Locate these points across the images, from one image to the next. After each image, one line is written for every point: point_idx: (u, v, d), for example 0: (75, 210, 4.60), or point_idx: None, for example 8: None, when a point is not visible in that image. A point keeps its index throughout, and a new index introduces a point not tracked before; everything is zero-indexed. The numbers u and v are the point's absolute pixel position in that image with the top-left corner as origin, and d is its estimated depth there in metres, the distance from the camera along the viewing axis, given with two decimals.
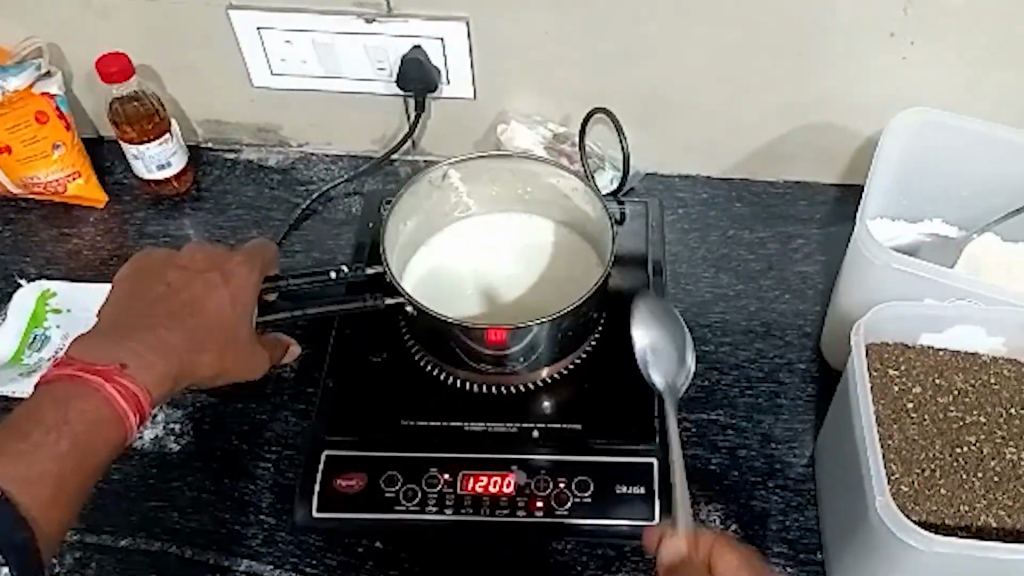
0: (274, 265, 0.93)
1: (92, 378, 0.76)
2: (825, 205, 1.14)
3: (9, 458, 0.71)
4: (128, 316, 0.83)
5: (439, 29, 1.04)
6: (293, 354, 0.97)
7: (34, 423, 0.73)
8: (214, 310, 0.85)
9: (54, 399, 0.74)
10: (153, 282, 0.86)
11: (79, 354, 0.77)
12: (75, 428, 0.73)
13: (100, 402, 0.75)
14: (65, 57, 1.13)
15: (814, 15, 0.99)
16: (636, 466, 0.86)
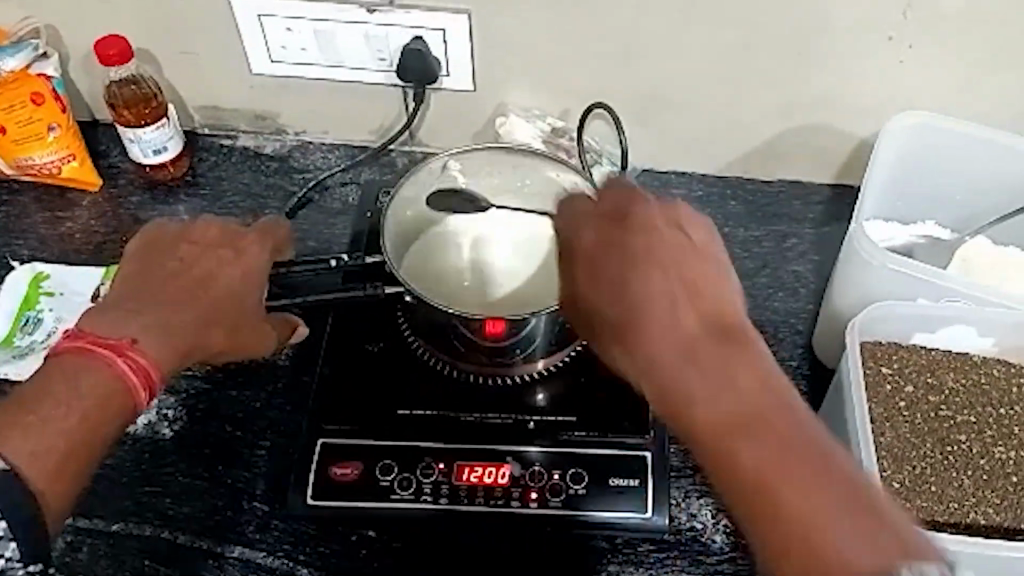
0: (283, 252, 0.92)
1: (104, 352, 0.72)
2: (819, 205, 1.15)
3: (16, 433, 0.67)
4: (139, 290, 0.79)
5: (441, 20, 1.04)
6: (300, 335, 0.96)
7: (44, 396, 0.69)
8: (226, 287, 0.82)
9: (64, 373, 0.70)
10: (162, 256, 0.82)
11: (90, 327, 0.74)
12: (86, 404, 0.70)
13: (113, 376, 0.72)
14: (62, 38, 1.11)
15: (815, 17, 0.99)
16: (630, 459, 0.86)
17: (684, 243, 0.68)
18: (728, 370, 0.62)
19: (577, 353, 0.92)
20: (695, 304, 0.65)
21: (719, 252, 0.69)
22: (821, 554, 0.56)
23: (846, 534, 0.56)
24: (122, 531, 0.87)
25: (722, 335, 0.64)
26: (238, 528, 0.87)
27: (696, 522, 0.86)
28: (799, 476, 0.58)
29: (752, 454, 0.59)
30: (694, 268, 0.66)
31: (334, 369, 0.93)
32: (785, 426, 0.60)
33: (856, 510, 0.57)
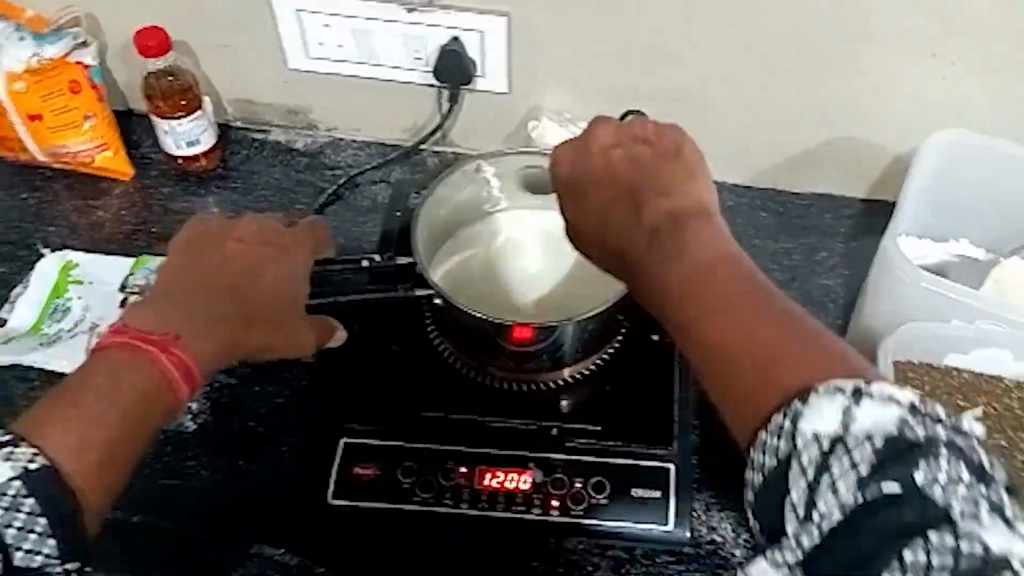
0: (322, 247, 0.94)
1: (149, 348, 0.71)
2: (851, 219, 1.14)
3: (58, 425, 0.65)
4: (184, 284, 0.79)
5: (479, 22, 1.04)
6: (338, 339, 0.95)
7: (85, 391, 0.67)
8: (268, 286, 0.83)
9: (107, 367, 0.69)
10: (208, 251, 0.82)
11: (133, 322, 0.73)
12: (129, 398, 0.69)
13: (156, 373, 0.71)
14: (101, 27, 1.12)
15: (857, 30, 0.98)
16: (653, 470, 0.86)
17: (652, 155, 0.81)
18: (676, 236, 0.72)
19: (603, 359, 0.92)
20: (652, 197, 0.77)
21: (697, 161, 0.81)
22: (757, 376, 0.62)
23: (784, 360, 0.62)
24: (143, 523, 0.88)
25: (677, 212, 0.75)
26: (258, 523, 0.87)
27: (716, 535, 0.85)
28: (739, 313, 0.64)
29: (702, 312, 0.66)
30: (660, 172, 0.79)
31: (360, 367, 0.93)
32: (729, 276, 0.67)
33: (794, 343, 0.62)
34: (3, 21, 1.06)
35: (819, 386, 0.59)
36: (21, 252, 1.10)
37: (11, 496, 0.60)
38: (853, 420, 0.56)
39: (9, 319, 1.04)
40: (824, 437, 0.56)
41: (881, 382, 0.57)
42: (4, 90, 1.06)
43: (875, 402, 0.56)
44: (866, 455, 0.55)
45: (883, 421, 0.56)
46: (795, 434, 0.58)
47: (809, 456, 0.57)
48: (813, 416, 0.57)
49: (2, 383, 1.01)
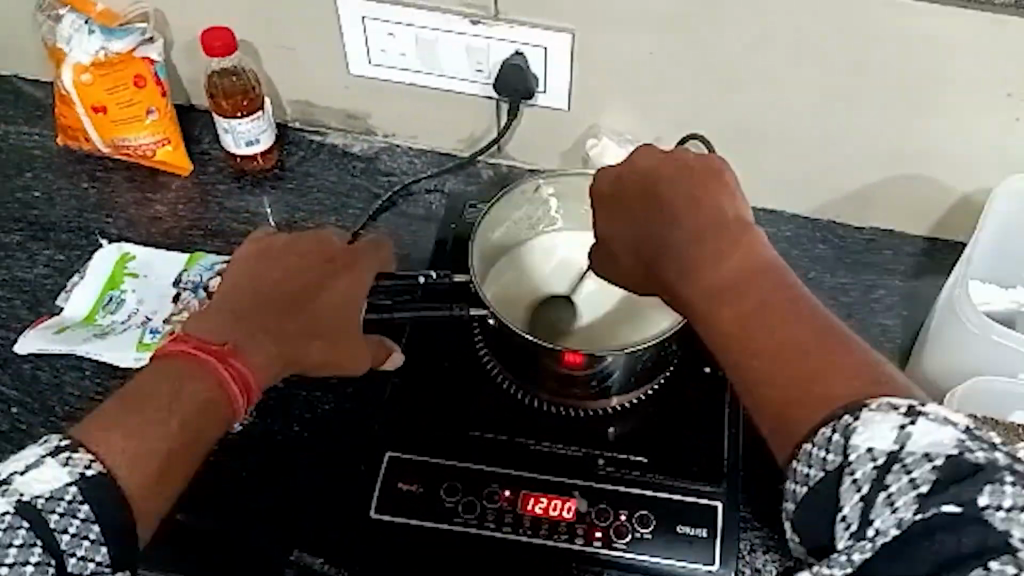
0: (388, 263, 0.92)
1: (208, 358, 0.72)
2: (912, 256, 1.11)
3: (118, 431, 0.66)
4: (247, 298, 0.79)
5: (545, 38, 1.01)
6: (395, 363, 0.93)
7: (146, 399, 0.68)
8: (327, 303, 0.83)
9: (168, 375, 0.70)
10: (270, 265, 0.82)
11: (193, 332, 0.74)
12: (187, 407, 0.69)
13: (214, 383, 0.72)
14: (168, 24, 1.11)
15: (938, 70, 0.95)
16: (699, 507, 0.85)
17: (685, 166, 0.79)
18: (717, 248, 0.71)
19: (653, 391, 0.92)
20: (689, 210, 0.75)
21: (726, 172, 0.78)
22: (804, 388, 0.62)
23: (830, 373, 0.61)
24: (187, 522, 0.89)
25: (716, 224, 0.73)
26: (302, 531, 0.88)
27: None
28: (786, 324, 0.64)
29: (741, 319, 0.66)
30: (694, 184, 0.77)
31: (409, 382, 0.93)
32: (772, 286, 0.67)
33: (840, 356, 0.62)
34: (73, 13, 1.08)
35: (869, 400, 0.59)
36: (79, 240, 1.11)
37: (67, 501, 0.61)
38: (910, 440, 0.56)
39: (64, 309, 1.05)
40: (880, 453, 0.56)
41: (938, 404, 0.57)
42: (71, 82, 1.08)
43: (932, 421, 0.56)
44: (925, 473, 0.55)
45: (941, 442, 0.55)
46: (847, 449, 0.57)
47: (864, 471, 0.56)
48: (868, 432, 0.57)
49: (55, 371, 1.02)
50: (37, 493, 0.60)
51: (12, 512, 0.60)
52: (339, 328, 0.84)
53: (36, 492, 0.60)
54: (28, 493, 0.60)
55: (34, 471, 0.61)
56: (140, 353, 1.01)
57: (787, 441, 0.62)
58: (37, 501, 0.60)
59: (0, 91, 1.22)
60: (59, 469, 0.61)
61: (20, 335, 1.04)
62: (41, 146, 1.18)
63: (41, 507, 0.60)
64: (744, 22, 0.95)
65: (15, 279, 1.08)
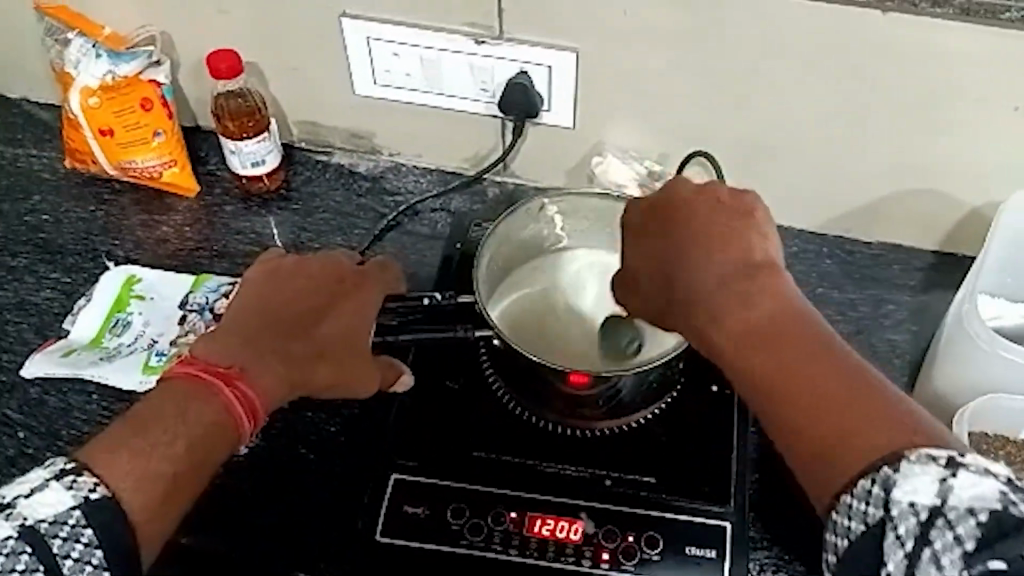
0: (396, 282, 0.92)
1: (214, 381, 0.72)
2: (921, 271, 1.10)
3: (122, 454, 0.66)
4: (251, 319, 0.79)
5: (550, 57, 1.01)
6: (406, 384, 0.92)
7: (151, 420, 0.68)
8: (337, 320, 0.83)
9: (174, 398, 0.70)
10: (282, 287, 0.83)
11: (202, 354, 0.74)
12: (193, 430, 0.69)
13: (220, 406, 0.71)
14: (175, 47, 1.11)
15: (943, 84, 0.94)
16: (708, 527, 0.86)
17: (715, 204, 0.79)
18: (749, 291, 0.72)
19: (660, 410, 0.92)
20: (718, 240, 0.75)
21: (755, 210, 0.78)
22: (838, 434, 0.64)
23: (867, 424, 0.64)
24: (193, 544, 0.89)
25: (746, 264, 0.73)
26: (307, 546, 0.89)
27: None
28: (822, 374, 0.66)
29: (773, 363, 0.68)
30: (720, 217, 0.77)
31: (412, 403, 0.93)
32: (806, 334, 0.69)
33: (876, 406, 0.64)
34: (81, 38, 1.08)
35: (907, 451, 0.61)
36: (87, 262, 1.12)
37: (71, 525, 0.61)
38: (953, 494, 0.59)
39: (72, 331, 1.06)
40: (922, 507, 0.59)
41: (976, 455, 0.61)
42: (78, 105, 1.09)
43: (971, 473, 0.59)
44: (970, 528, 0.58)
45: (984, 495, 0.59)
46: (889, 502, 0.60)
47: (909, 526, 0.59)
48: (909, 486, 0.59)
49: (62, 394, 1.02)
50: (41, 517, 0.60)
51: (15, 537, 0.60)
52: (347, 355, 0.84)
53: (40, 516, 0.61)
54: (32, 517, 0.61)
55: (39, 494, 0.61)
56: (145, 376, 1.02)
57: (823, 490, 0.64)
58: (41, 525, 0.60)
59: (9, 115, 1.22)
60: (63, 492, 0.62)
61: (28, 358, 1.04)
62: (49, 169, 1.19)
63: (44, 531, 0.60)
64: (749, 39, 0.95)
65: (23, 302, 1.09)
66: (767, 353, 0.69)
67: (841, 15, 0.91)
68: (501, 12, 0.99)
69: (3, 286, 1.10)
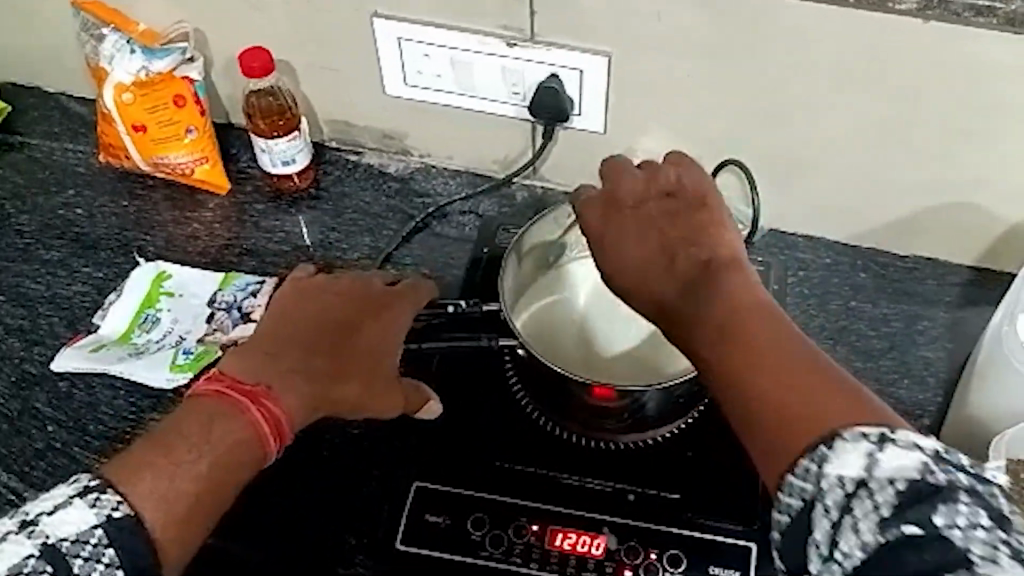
0: (428, 299, 0.91)
1: (240, 400, 0.72)
2: (957, 287, 1.07)
3: (146, 472, 0.66)
4: (276, 329, 0.80)
5: (583, 61, 0.99)
6: (433, 412, 0.92)
7: (177, 438, 0.68)
8: (365, 338, 0.84)
9: (200, 415, 0.70)
10: (311, 299, 0.84)
11: (229, 370, 0.74)
12: (218, 448, 0.69)
13: (246, 425, 0.71)
14: (209, 44, 1.11)
15: (981, 98, 0.92)
16: (733, 548, 0.86)
17: (677, 202, 0.82)
18: (713, 285, 0.73)
19: (686, 426, 0.93)
20: (680, 244, 0.78)
21: (708, 205, 0.82)
22: (787, 416, 0.62)
23: (812, 403, 0.62)
24: (214, 546, 0.89)
25: (705, 264, 0.75)
26: (307, 543, 0.89)
27: None
28: (766, 355, 0.66)
29: (728, 352, 0.67)
30: (685, 222, 0.80)
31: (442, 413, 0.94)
32: (759, 321, 0.68)
33: (821, 385, 0.63)
34: (116, 33, 1.09)
35: (842, 429, 0.60)
36: (118, 258, 1.12)
37: (92, 545, 0.61)
38: (877, 465, 0.57)
39: (101, 327, 1.06)
40: (849, 480, 0.57)
41: (907, 431, 0.59)
42: (112, 101, 1.09)
43: (898, 446, 0.57)
44: (888, 497, 0.56)
45: (905, 466, 0.57)
46: (820, 477, 0.59)
47: (834, 497, 0.57)
48: (839, 461, 0.58)
49: (91, 390, 1.03)
50: (64, 535, 0.61)
51: (37, 556, 0.60)
52: (377, 372, 0.84)
53: (62, 535, 0.61)
54: (54, 535, 0.61)
55: (62, 512, 0.61)
56: (173, 373, 1.01)
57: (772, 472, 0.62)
58: (62, 544, 0.60)
59: (45, 108, 1.23)
60: (87, 510, 0.62)
61: (58, 353, 1.05)
62: (83, 163, 1.20)
63: (65, 551, 0.60)
64: (788, 52, 0.93)
65: (55, 296, 1.10)
66: (721, 344, 0.68)
67: (880, 24, 0.88)
68: (534, 15, 0.97)
69: (36, 280, 1.11)
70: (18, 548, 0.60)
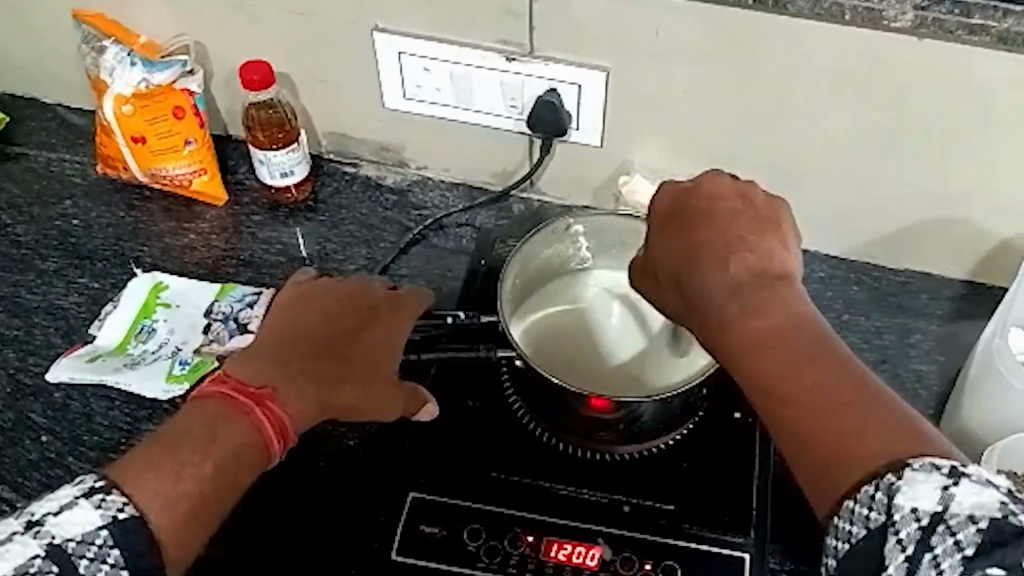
0: (426, 306, 0.92)
1: (244, 401, 0.73)
2: (949, 301, 1.08)
3: (152, 473, 0.66)
4: (286, 334, 0.81)
5: (581, 75, 1.00)
6: (430, 413, 0.92)
7: (183, 439, 0.69)
8: (368, 347, 0.84)
9: (204, 415, 0.71)
10: (314, 306, 0.85)
11: (233, 372, 0.75)
12: (223, 449, 0.69)
13: (250, 426, 0.72)
14: (209, 57, 1.12)
15: (975, 114, 0.93)
16: (728, 559, 0.86)
17: (745, 207, 0.79)
18: (767, 293, 0.71)
19: (680, 437, 0.93)
20: (743, 247, 0.75)
21: (774, 215, 0.79)
22: (840, 444, 0.62)
23: (865, 429, 0.62)
24: (208, 556, 0.89)
25: (761, 271, 0.73)
26: (301, 553, 0.89)
27: None
28: (815, 379, 0.65)
29: (776, 370, 0.66)
30: (754, 227, 0.77)
31: (437, 423, 0.95)
32: (802, 340, 0.67)
33: (871, 410, 0.63)
34: (116, 45, 1.09)
35: (910, 459, 0.60)
36: (115, 268, 1.13)
37: (98, 546, 0.61)
38: (954, 501, 0.57)
39: (98, 337, 1.06)
40: (924, 513, 0.57)
41: (979, 467, 0.59)
42: (112, 112, 1.10)
43: (974, 484, 0.58)
44: (971, 535, 0.56)
45: (984, 504, 0.57)
46: (891, 507, 0.58)
47: (909, 531, 0.57)
48: (912, 492, 0.58)
49: (86, 400, 1.03)
50: (70, 536, 0.60)
51: (42, 556, 0.60)
52: (378, 375, 0.85)
53: (68, 535, 0.60)
54: (60, 535, 0.60)
55: (68, 512, 0.61)
56: (169, 384, 1.02)
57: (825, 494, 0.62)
58: (68, 545, 0.60)
59: (43, 119, 1.24)
60: (92, 511, 0.62)
61: (54, 362, 1.06)
62: (81, 174, 1.20)
63: (71, 552, 0.60)
64: (783, 68, 0.94)
65: (51, 307, 1.10)
66: (770, 358, 0.67)
67: (875, 40, 0.90)
68: (533, 30, 0.99)
69: (32, 290, 1.11)
70: (23, 548, 0.60)
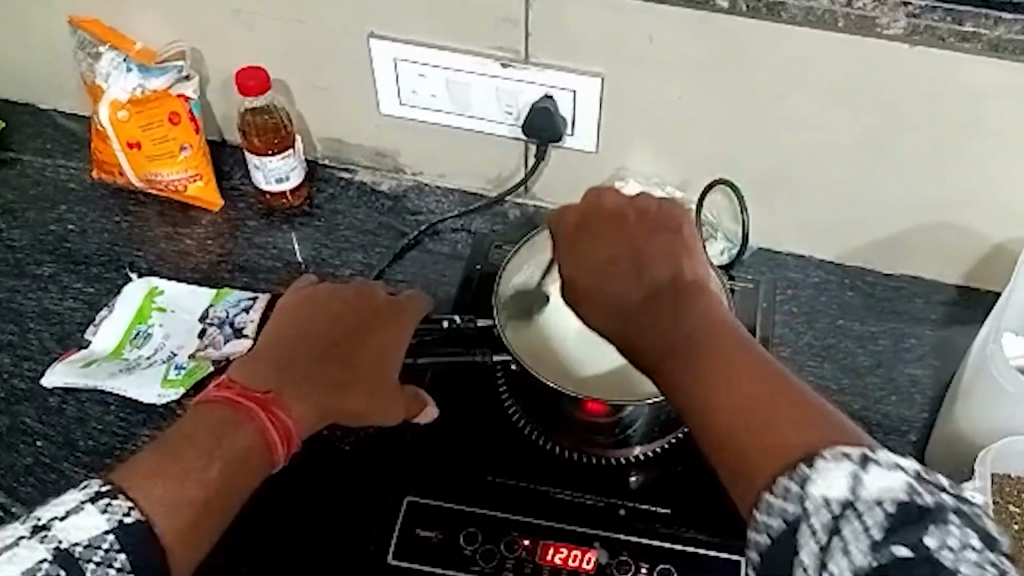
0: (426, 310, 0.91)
1: (251, 407, 0.74)
2: (943, 306, 1.09)
3: (158, 477, 0.66)
4: (290, 335, 0.83)
5: (575, 81, 1.01)
6: (429, 416, 0.93)
7: (189, 444, 0.69)
8: (373, 352, 0.85)
9: (210, 421, 0.71)
10: (322, 307, 0.86)
11: (239, 377, 0.76)
12: (228, 454, 0.70)
13: (257, 432, 0.73)
14: (205, 63, 1.12)
15: (966, 120, 0.93)
16: (724, 562, 0.86)
17: (648, 221, 0.83)
18: (678, 309, 0.74)
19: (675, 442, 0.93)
20: (648, 259, 0.80)
21: (678, 224, 0.83)
22: (758, 441, 0.64)
23: (781, 425, 0.64)
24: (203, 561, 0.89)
25: (671, 285, 0.77)
26: (297, 557, 0.90)
27: None
28: (727, 381, 0.67)
29: (695, 378, 0.69)
30: (654, 237, 0.82)
31: (434, 427, 0.95)
32: (715, 343, 0.70)
33: (785, 406, 0.65)
34: (112, 51, 1.10)
35: (824, 449, 0.61)
36: (110, 273, 1.13)
37: (105, 550, 0.61)
38: (864, 487, 0.58)
39: (92, 342, 1.06)
40: (836, 501, 0.58)
41: (888, 452, 0.60)
42: (108, 118, 1.10)
43: (882, 468, 0.59)
44: (879, 519, 0.57)
45: (892, 487, 0.58)
46: (805, 497, 0.59)
47: (822, 519, 0.58)
48: (824, 481, 0.59)
49: (81, 405, 1.03)
50: (76, 540, 0.60)
51: (50, 560, 0.59)
52: (381, 378, 0.85)
53: (75, 540, 0.60)
54: (67, 540, 0.60)
55: (74, 517, 0.61)
56: (164, 389, 1.02)
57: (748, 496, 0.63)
58: (75, 549, 0.60)
59: (38, 124, 1.24)
60: (98, 516, 0.62)
61: (48, 367, 1.05)
62: (76, 179, 1.20)
63: (78, 556, 0.60)
64: (777, 74, 0.95)
65: (46, 311, 1.10)
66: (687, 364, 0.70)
67: (867, 46, 0.90)
68: (528, 36, 0.99)
69: (27, 295, 1.11)
70: (31, 552, 0.60)
